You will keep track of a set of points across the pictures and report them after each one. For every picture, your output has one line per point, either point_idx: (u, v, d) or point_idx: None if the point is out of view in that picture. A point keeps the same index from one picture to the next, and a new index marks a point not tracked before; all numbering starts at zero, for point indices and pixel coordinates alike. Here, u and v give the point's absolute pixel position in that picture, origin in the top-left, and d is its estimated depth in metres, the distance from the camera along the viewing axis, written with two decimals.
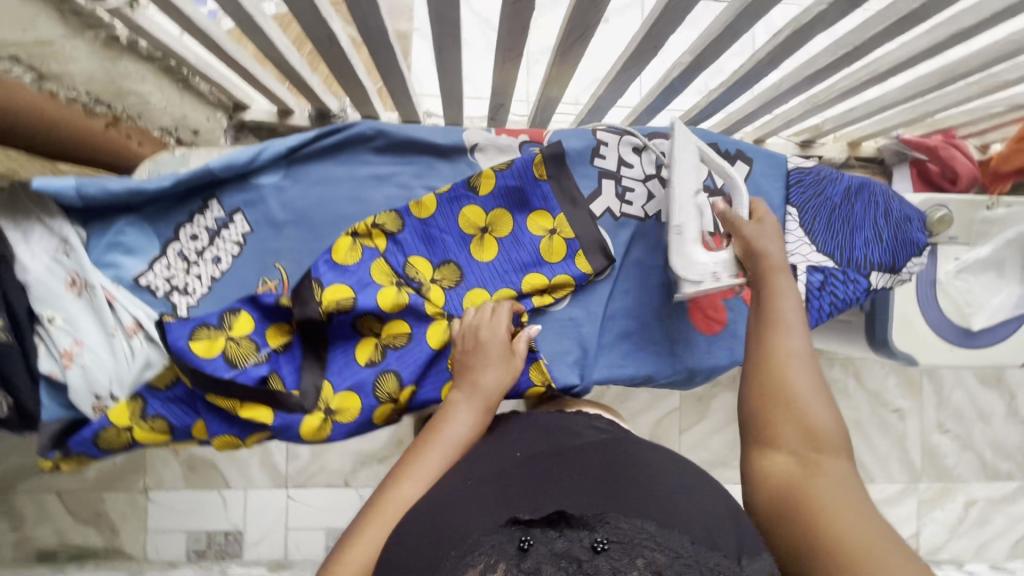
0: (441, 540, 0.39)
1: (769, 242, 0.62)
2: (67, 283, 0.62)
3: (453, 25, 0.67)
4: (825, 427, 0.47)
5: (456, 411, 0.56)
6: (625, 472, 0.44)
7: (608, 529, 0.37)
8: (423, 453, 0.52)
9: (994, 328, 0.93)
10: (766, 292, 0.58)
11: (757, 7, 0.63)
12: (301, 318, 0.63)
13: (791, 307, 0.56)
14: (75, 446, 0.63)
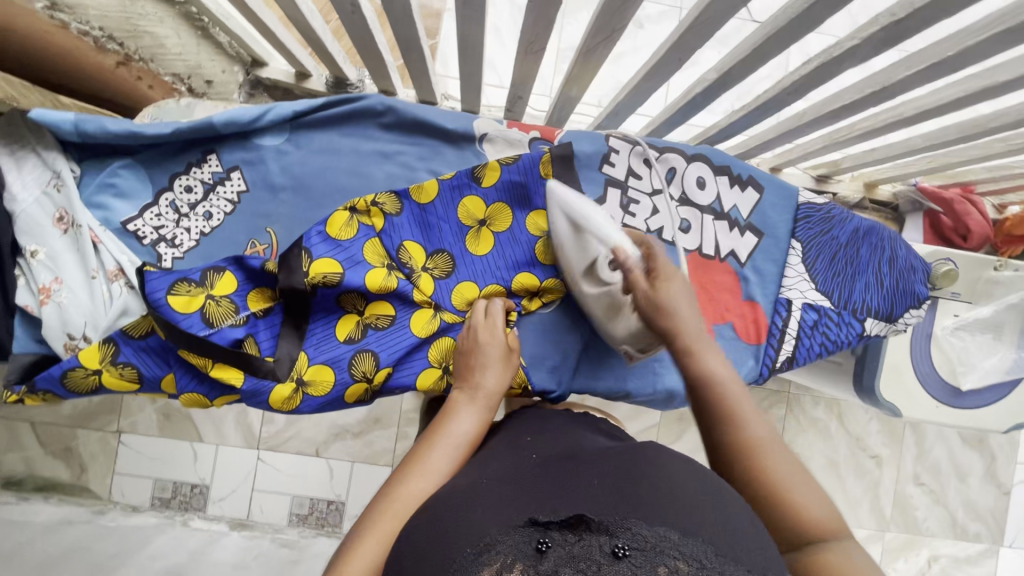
0: (457, 538, 0.39)
1: (671, 307, 0.59)
2: (54, 218, 0.62)
3: (477, 9, 0.65)
4: (820, 511, 0.47)
5: (457, 409, 0.56)
6: (646, 473, 0.44)
7: (629, 535, 0.36)
8: (429, 447, 0.52)
9: (982, 392, 0.92)
10: (698, 377, 0.56)
11: (789, 33, 0.61)
12: (285, 287, 0.62)
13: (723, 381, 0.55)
14: (39, 384, 0.60)
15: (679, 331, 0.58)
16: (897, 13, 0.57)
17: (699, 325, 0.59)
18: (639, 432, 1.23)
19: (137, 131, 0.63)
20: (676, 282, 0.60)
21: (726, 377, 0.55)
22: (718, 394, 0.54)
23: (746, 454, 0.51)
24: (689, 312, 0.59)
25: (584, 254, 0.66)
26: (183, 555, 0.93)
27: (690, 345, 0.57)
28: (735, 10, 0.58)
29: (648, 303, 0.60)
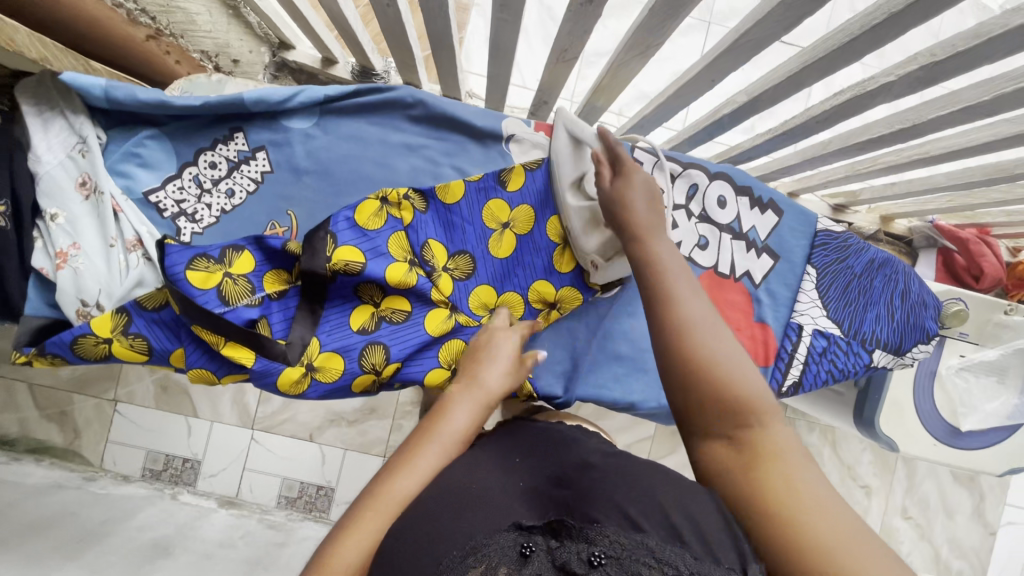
0: (441, 546, 0.39)
1: (636, 198, 0.57)
2: (77, 183, 0.61)
3: (514, 13, 0.65)
4: (753, 391, 0.45)
5: (456, 402, 0.55)
6: (623, 481, 0.43)
7: (607, 543, 0.36)
8: (420, 445, 0.51)
9: (983, 433, 0.92)
10: (641, 262, 0.53)
11: (826, 65, 0.61)
12: (305, 268, 0.62)
13: (676, 266, 0.52)
14: (48, 348, 0.59)
15: (629, 219, 0.56)
16: (937, 53, 0.57)
17: (653, 214, 0.57)
18: (632, 442, 1.23)
19: (165, 101, 0.63)
20: (633, 175, 0.59)
21: (672, 263, 0.52)
22: (658, 276, 0.51)
23: (678, 337, 0.47)
24: (646, 206, 0.57)
25: (576, 164, 0.70)
26: (171, 529, 0.92)
27: (637, 231, 0.56)
28: (776, 35, 0.58)
29: (608, 192, 0.60)
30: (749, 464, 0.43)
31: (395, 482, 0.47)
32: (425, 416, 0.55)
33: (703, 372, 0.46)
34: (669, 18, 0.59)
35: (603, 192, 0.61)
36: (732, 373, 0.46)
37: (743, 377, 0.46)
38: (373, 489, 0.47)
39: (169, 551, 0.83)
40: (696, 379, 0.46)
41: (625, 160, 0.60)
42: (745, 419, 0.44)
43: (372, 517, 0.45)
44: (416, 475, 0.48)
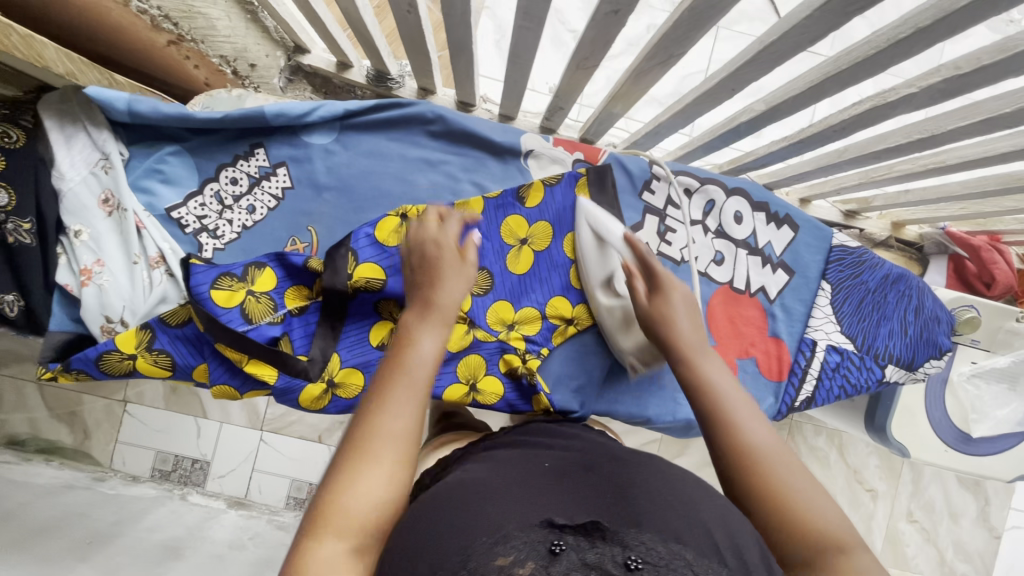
0: (470, 529, 0.39)
1: (677, 315, 0.59)
2: (100, 200, 0.62)
3: (537, 22, 0.64)
4: (830, 519, 0.45)
5: (416, 330, 0.50)
6: (660, 485, 0.45)
7: (642, 550, 0.37)
8: (391, 386, 0.47)
9: (995, 439, 0.93)
10: (694, 387, 0.54)
11: (848, 76, 0.61)
12: (327, 285, 0.63)
13: (730, 388, 0.53)
14: (74, 364, 0.60)
15: (675, 338, 0.57)
16: (962, 66, 0.57)
17: (697, 333, 0.58)
18: (639, 446, 1.24)
19: (187, 114, 0.63)
20: (673, 289, 0.60)
21: (725, 385, 0.53)
22: (713, 401, 0.52)
23: (741, 462, 0.49)
24: (689, 322, 0.58)
25: (602, 266, 0.70)
26: (181, 530, 0.93)
27: (685, 354, 0.56)
28: (801, 47, 0.58)
29: (648, 310, 0.60)
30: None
31: (379, 427, 0.45)
32: (386, 351, 0.50)
33: (775, 498, 0.46)
34: (693, 29, 0.58)
35: (641, 310, 0.61)
36: (808, 499, 0.46)
37: (818, 502, 0.46)
38: (359, 439, 0.44)
39: (182, 552, 0.84)
40: (773, 511, 0.46)
41: (658, 274, 0.61)
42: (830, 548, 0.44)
43: (368, 466, 0.43)
44: (397, 414, 0.45)
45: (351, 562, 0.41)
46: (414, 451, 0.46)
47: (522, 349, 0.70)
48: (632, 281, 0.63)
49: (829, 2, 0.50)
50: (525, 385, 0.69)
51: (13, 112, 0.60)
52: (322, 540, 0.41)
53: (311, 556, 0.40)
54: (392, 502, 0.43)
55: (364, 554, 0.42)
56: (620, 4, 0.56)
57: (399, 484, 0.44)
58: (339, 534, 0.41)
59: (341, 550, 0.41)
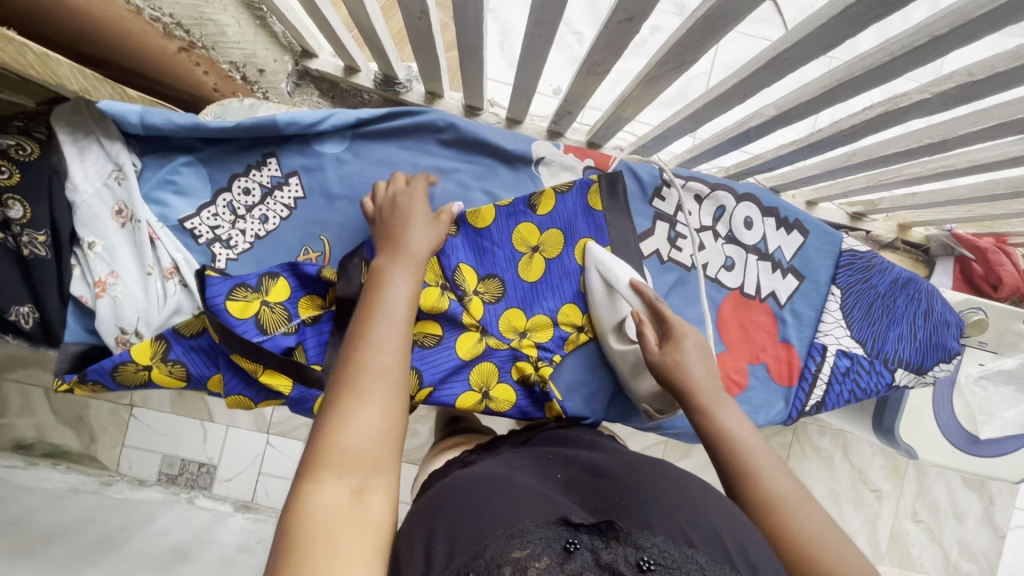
0: (486, 527, 0.39)
1: (692, 365, 0.59)
2: (113, 211, 0.62)
3: (549, 29, 0.63)
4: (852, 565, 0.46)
5: (389, 276, 0.54)
6: (671, 488, 0.45)
7: (654, 552, 0.37)
8: (371, 323, 0.50)
9: (1001, 441, 0.94)
10: (714, 439, 0.55)
11: (861, 82, 0.62)
12: (341, 295, 0.62)
13: (746, 437, 0.55)
14: (89, 375, 0.60)
15: (692, 387, 0.58)
16: (975, 73, 0.57)
17: (712, 382, 0.59)
18: (644, 448, 1.24)
19: (198, 124, 0.63)
20: (685, 336, 0.61)
21: (743, 435, 0.55)
22: (732, 451, 0.54)
23: (762, 512, 0.50)
24: (703, 371, 0.59)
25: (613, 310, 0.70)
26: (189, 533, 0.93)
27: (706, 406, 0.57)
28: (815, 54, 0.58)
29: (660, 360, 0.60)
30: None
31: (365, 365, 0.47)
32: (361, 300, 0.53)
33: (798, 548, 0.47)
34: (707, 37, 0.58)
35: (653, 360, 0.61)
36: (829, 550, 0.46)
37: (838, 553, 0.46)
38: (349, 378, 0.46)
39: (191, 558, 0.84)
40: (794, 558, 0.47)
41: (670, 322, 0.62)
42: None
43: (360, 401, 0.45)
44: (382, 351, 0.48)
45: (354, 499, 0.41)
46: (403, 386, 0.47)
47: (534, 356, 0.70)
48: (643, 330, 0.63)
49: (846, 10, 0.50)
50: (538, 391, 0.69)
51: (28, 124, 0.60)
52: (323, 478, 0.41)
53: (313, 495, 0.41)
54: (388, 435, 0.44)
55: (366, 492, 0.42)
56: (635, 12, 0.55)
57: (393, 418, 0.45)
58: (338, 470, 0.42)
59: (343, 487, 0.41)
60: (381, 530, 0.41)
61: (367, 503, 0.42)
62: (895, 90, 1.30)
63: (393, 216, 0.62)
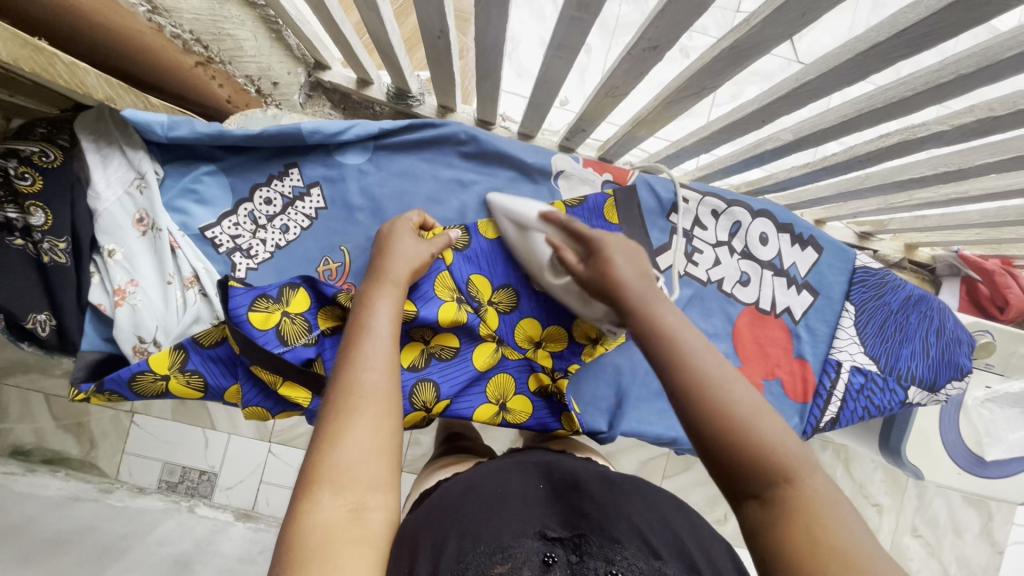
0: (467, 536, 0.42)
1: (618, 265, 0.54)
2: (134, 219, 0.62)
3: (571, 52, 0.63)
4: (781, 443, 0.41)
5: (373, 300, 0.52)
6: (642, 504, 0.47)
7: (624, 565, 0.39)
8: (355, 347, 0.48)
9: (1007, 462, 0.95)
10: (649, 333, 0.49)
11: (882, 113, 0.62)
12: None
13: (679, 327, 0.48)
14: (106, 384, 0.59)
15: (622, 294, 0.52)
16: (996, 108, 0.59)
17: (642, 284, 0.53)
18: (648, 460, 1.20)
19: (222, 132, 0.64)
20: (606, 245, 0.56)
21: (675, 321, 0.49)
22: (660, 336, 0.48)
23: (694, 396, 0.44)
24: (626, 268, 0.54)
25: (534, 250, 0.67)
26: (189, 543, 0.91)
27: (638, 311, 0.50)
28: (840, 86, 0.58)
29: (589, 274, 0.57)
30: (787, 524, 0.39)
31: (353, 385, 0.45)
32: (346, 320, 0.51)
33: (729, 433, 0.42)
34: (731, 66, 0.58)
35: (586, 279, 0.57)
36: (758, 428, 0.42)
37: (767, 432, 0.42)
38: (336, 399, 0.45)
39: (191, 570, 0.81)
40: (719, 432, 0.42)
41: (586, 237, 0.58)
42: (773, 479, 0.40)
43: (352, 419, 0.44)
44: (371, 368, 0.47)
45: (352, 516, 0.41)
46: (395, 403, 0.46)
47: (550, 367, 0.71)
48: (564, 255, 0.60)
49: (874, 47, 0.50)
50: (557, 402, 0.70)
51: (51, 131, 0.60)
52: (317, 497, 0.41)
53: (309, 516, 0.40)
54: (383, 454, 0.44)
55: (364, 509, 0.41)
56: (660, 40, 0.56)
57: (387, 435, 0.44)
58: (333, 489, 0.41)
59: (338, 505, 0.41)
60: (379, 545, 0.41)
61: (364, 520, 0.41)
62: (912, 121, 1.29)
63: (380, 241, 0.61)
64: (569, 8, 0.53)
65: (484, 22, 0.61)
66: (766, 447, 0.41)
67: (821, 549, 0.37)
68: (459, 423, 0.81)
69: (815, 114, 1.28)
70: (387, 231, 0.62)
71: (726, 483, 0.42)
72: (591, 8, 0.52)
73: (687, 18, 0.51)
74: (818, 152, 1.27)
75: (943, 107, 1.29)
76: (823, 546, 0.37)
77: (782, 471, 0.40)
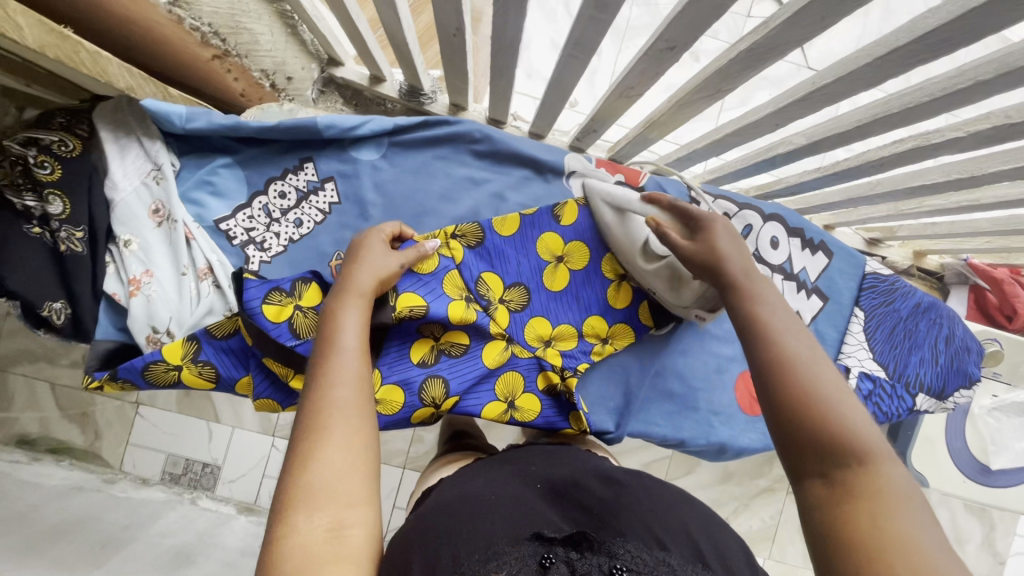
0: (464, 547, 0.41)
1: (725, 244, 0.55)
2: (150, 210, 0.63)
3: (587, 52, 0.63)
4: (860, 428, 0.41)
5: (340, 311, 0.51)
6: (650, 499, 0.47)
7: (626, 558, 0.38)
8: (324, 362, 0.47)
9: (1012, 472, 0.96)
10: (741, 310, 0.50)
11: (897, 118, 0.62)
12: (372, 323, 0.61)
13: (777, 310, 0.49)
14: (120, 373, 0.60)
15: (722, 272, 0.53)
16: (1012, 115, 0.58)
17: (749, 264, 0.54)
18: (651, 462, 1.19)
19: (239, 123, 0.64)
20: (714, 225, 0.57)
21: (776, 305, 0.49)
22: (752, 314, 0.49)
23: (778, 368, 0.44)
24: (732, 249, 0.55)
25: (630, 234, 0.69)
26: (192, 535, 0.91)
27: (737, 282, 0.52)
28: (855, 91, 0.58)
29: (693, 250, 0.56)
30: (850, 505, 0.38)
31: (323, 401, 0.44)
32: (314, 335, 0.50)
33: (809, 407, 0.42)
34: (748, 68, 0.58)
35: (687, 253, 0.57)
36: (839, 411, 0.41)
37: (847, 414, 0.41)
38: (307, 417, 0.43)
39: (194, 562, 0.81)
40: (799, 408, 0.42)
41: (692, 217, 0.59)
42: (846, 459, 0.40)
43: (324, 438, 0.42)
44: (342, 384, 0.45)
45: (330, 536, 0.39)
46: (369, 417, 0.45)
47: (559, 366, 0.71)
48: (665, 234, 0.59)
49: (893, 52, 0.50)
50: (565, 401, 0.70)
51: (70, 121, 0.60)
52: (292, 519, 0.39)
53: (286, 540, 0.38)
54: (359, 468, 0.42)
55: (344, 527, 0.39)
56: (677, 41, 0.56)
57: (360, 449, 0.43)
58: (308, 509, 0.39)
59: (314, 525, 0.39)
60: (362, 563, 0.39)
61: (344, 538, 0.39)
62: (922, 130, 1.29)
63: (350, 251, 0.59)
64: (587, 8, 0.54)
65: (502, 20, 0.62)
66: (845, 429, 0.41)
67: (886, 534, 0.35)
68: (462, 421, 0.81)
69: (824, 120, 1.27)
70: (359, 242, 0.60)
71: (790, 461, 0.42)
72: (610, 8, 0.52)
73: (706, 20, 0.51)
74: (826, 158, 1.27)
75: (953, 116, 1.29)
76: (889, 536, 0.35)
77: (854, 453, 0.40)
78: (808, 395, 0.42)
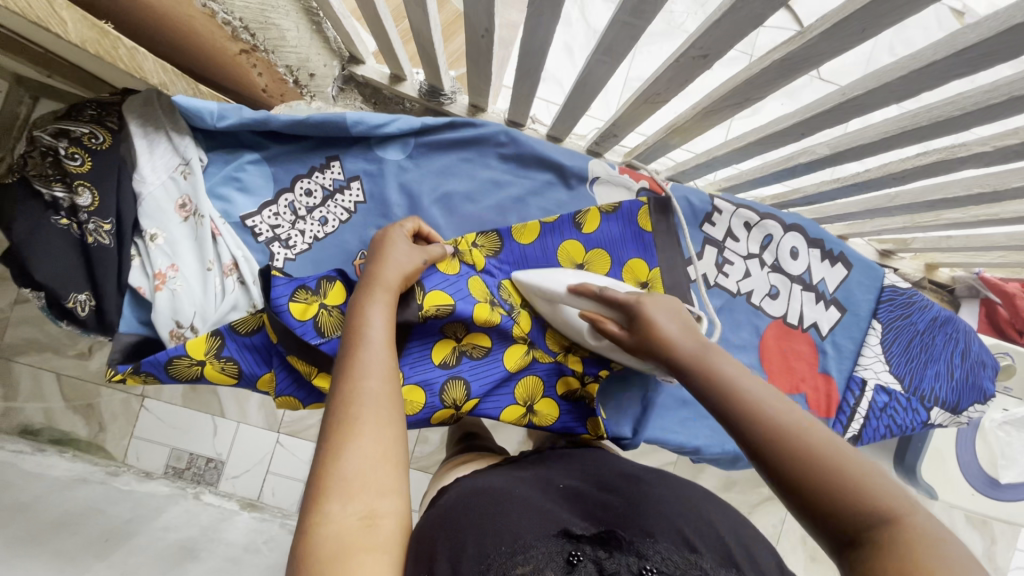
0: (490, 542, 0.40)
1: (664, 321, 0.51)
2: (177, 205, 0.63)
3: (616, 57, 0.63)
4: (874, 482, 0.37)
5: (365, 306, 0.50)
6: (674, 499, 0.46)
7: (657, 560, 0.38)
8: (352, 355, 0.46)
9: (1019, 486, 0.97)
10: (703, 388, 0.45)
11: (925, 131, 0.62)
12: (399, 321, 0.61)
13: (744, 381, 0.44)
14: (143, 367, 0.59)
15: (671, 355, 0.49)
16: None
17: (692, 336, 0.50)
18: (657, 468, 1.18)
19: (268, 118, 0.64)
20: (643, 305, 0.53)
21: (738, 374, 0.44)
22: (720, 388, 0.44)
23: (774, 438, 0.40)
24: (677, 323, 0.51)
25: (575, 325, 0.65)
26: (195, 530, 0.90)
27: (689, 361, 0.47)
28: (884, 104, 0.58)
29: (638, 341, 0.53)
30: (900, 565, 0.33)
31: (354, 397, 0.44)
32: (341, 330, 0.49)
33: (816, 472, 0.38)
34: (780, 78, 0.59)
35: (633, 344, 0.54)
36: (843, 467, 0.37)
37: (853, 467, 0.37)
38: (337, 411, 0.43)
39: (199, 557, 0.81)
40: (806, 476, 0.38)
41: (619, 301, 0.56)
42: (871, 517, 0.35)
43: (356, 429, 0.42)
44: (372, 375, 0.45)
45: (364, 524, 0.39)
46: (397, 407, 0.45)
47: (579, 371, 0.71)
48: (607, 325, 0.57)
49: (928, 66, 0.50)
50: (584, 407, 0.70)
51: (100, 113, 0.60)
52: (326, 508, 0.39)
53: (318, 528, 0.38)
54: (388, 459, 0.42)
55: (377, 517, 0.40)
56: (710, 50, 0.56)
57: (390, 440, 0.43)
58: (342, 497, 0.39)
59: (349, 513, 0.39)
60: (393, 552, 0.40)
61: (377, 528, 0.39)
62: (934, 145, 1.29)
63: (370, 249, 0.59)
64: (622, 14, 0.54)
65: (533, 24, 0.62)
66: (853, 487, 0.36)
67: None
68: (474, 423, 0.81)
69: (838, 133, 1.28)
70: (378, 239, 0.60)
71: (825, 533, 0.37)
72: (645, 14, 0.52)
73: (742, 30, 0.51)
74: (837, 171, 1.27)
75: (965, 133, 1.30)
76: None
77: (875, 507, 0.35)
78: (815, 462, 0.38)
